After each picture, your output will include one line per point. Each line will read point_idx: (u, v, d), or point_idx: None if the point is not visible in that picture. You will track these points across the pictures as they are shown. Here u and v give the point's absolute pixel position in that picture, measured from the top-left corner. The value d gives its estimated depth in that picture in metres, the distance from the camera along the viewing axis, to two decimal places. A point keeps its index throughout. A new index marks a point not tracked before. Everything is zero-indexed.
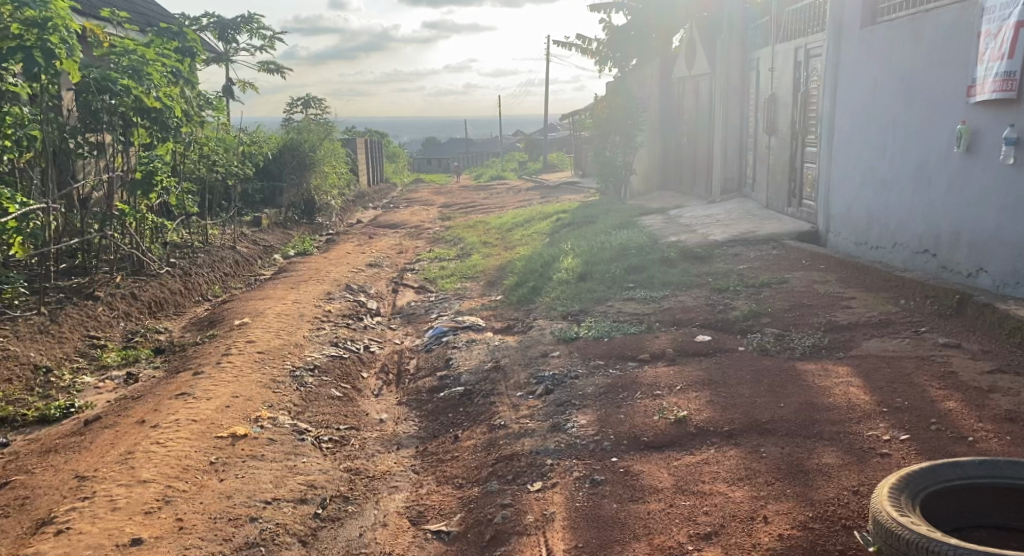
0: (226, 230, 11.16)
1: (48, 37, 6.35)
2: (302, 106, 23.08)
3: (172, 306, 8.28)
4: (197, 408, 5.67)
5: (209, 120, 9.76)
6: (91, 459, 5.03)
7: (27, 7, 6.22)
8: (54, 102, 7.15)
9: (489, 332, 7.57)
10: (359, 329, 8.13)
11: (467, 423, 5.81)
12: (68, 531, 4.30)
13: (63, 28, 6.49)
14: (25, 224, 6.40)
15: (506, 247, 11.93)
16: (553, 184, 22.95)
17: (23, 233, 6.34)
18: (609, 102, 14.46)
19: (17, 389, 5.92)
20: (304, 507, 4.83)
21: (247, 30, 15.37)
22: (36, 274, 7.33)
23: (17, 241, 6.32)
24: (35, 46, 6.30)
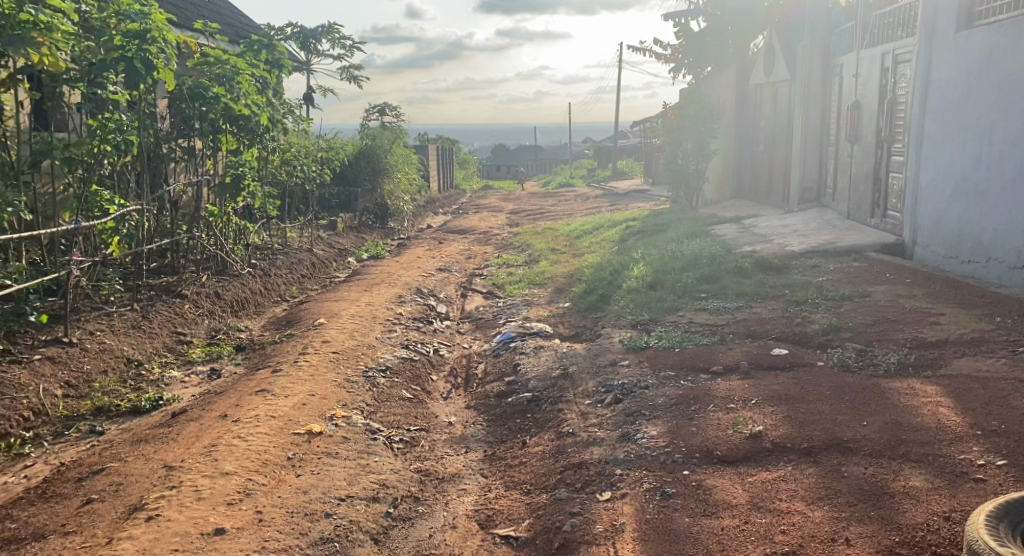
0: (303, 234, 11.45)
1: (147, 47, 6.53)
2: (378, 113, 23.36)
3: (253, 305, 8.51)
4: (276, 404, 5.82)
5: (291, 126, 10.02)
6: (177, 450, 5.19)
7: (129, 20, 6.54)
8: (151, 107, 7.43)
9: (557, 340, 7.59)
10: (429, 332, 8.20)
11: (536, 429, 5.82)
12: (158, 518, 4.44)
13: (161, 39, 6.68)
14: (122, 225, 6.61)
15: (574, 254, 11.91)
16: (624, 192, 22.85)
17: (121, 234, 6.55)
18: (683, 109, 14.27)
19: (112, 381, 6.17)
20: (377, 505, 4.88)
21: (328, 40, 15.74)
22: (130, 272, 7.61)
23: (115, 242, 6.53)
24: (135, 56, 6.49)
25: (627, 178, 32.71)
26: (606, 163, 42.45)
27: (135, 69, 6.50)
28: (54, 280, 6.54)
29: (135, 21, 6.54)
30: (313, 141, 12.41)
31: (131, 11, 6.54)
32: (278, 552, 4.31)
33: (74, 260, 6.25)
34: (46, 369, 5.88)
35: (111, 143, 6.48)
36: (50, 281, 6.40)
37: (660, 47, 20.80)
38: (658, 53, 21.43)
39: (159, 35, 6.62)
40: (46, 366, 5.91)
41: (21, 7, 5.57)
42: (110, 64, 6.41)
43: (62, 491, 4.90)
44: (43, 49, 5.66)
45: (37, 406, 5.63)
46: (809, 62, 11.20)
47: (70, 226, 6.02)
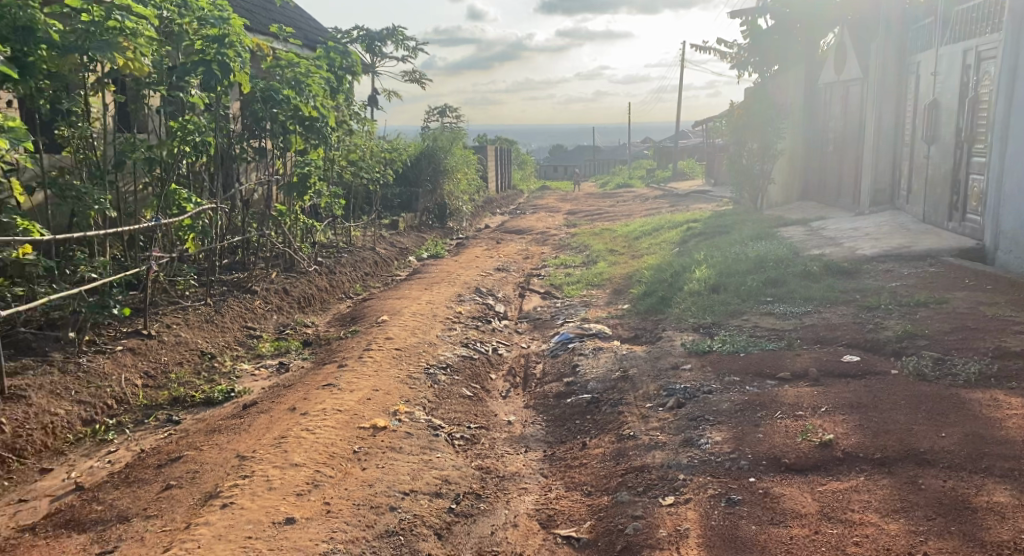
0: (366, 233, 11.58)
1: (225, 51, 6.80)
2: (438, 114, 23.54)
3: (318, 301, 8.63)
4: (342, 399, 5.88)
5: (355, 127, 10.13)
6: (248, 441, 5.27)
7: (210, 25, 6.80)
8: (225, 110, 7.52)
9: (616, 341, 7.52)
10: (488, 331, 8.19)
11: (596, 431, 5.76)
12: (232, 506, 4.52)
13: (238, 43, 6.94)
14: (198, 221, 6.91)
15: (634, 255, 11.81)
16: (685, 192, 22.62)
17: (196, 230, 6.83)
18: (749, 109, 14.01)
19: (187, 372, 6.35)
20: (439, 501, 4.89)
21: (393, 42, 15.89)
22: (205, 269, 7.84)
23: (191, 238, 6.82)
24: (214, 60, 6.77)
25: (690, 178, 32.38)
26: (666, 162, 42.02)
27: (212, 72, 6.78)
28: (135, 275, 6.76)
29: (215, 26, 6.80)
30: (377, 142, 12.55)
31: (211, 15, 6.78)
32: (346, 542, 4.35)
33: (154, 256, 6.47)
34: (127, 359, 6.09)
35: (189, 143, 6.72)
36: (132, 277, 6.67)
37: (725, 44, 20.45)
38: (723, 50, 21.07)
39: (237, 40, 6.89)
40: (127, 357, 6.11)
41: (110, 13, 5.77)
42: (190, 67, 6.73)
43: (143, 476, 5.00)
44: (129, 53, 5.87)
45: (120, 394, 5.81)
46: (883, 60, 10.89)
47: (151, 223, 6.31)
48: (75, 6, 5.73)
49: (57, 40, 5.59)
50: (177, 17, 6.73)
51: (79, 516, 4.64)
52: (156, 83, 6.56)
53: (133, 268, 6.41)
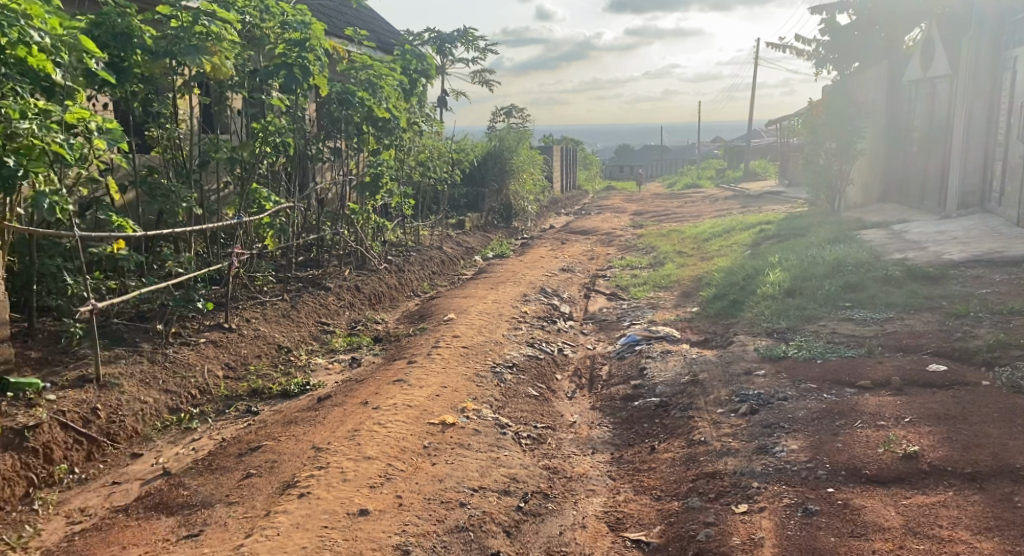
0: (433, 232, 11.65)
1: (306, 55, 6.95)
2: (505, 114, 23.58)
3: (388, 299, 8.72)
4: (412, 394, 5.91)
5: (425, 128, 10.19)
6: (323, 433, 5.34)
7: (292, 30, 6.96)
8: (303, 112, 7.64)
9: (685, 344, 7.40)
10: (554, 331, 8.14)
11: (665, 435, 5.66)
12: (308, 495, 4.57)
13: (319, 47, 7.07)
14: (277, 220, 7.21)
15: (703, 257, 11.61)
16: (759, 192, 22.17)
17: (276, 228, 7.18)
18: (827, 108, 13.62)
19: (265, 365, 6.49)
20: (508, 499, 4.85)
21: (463, 43, 15.96)
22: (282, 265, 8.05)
23: (270, 236, 7.17)
24: (296, 63, 6.91)
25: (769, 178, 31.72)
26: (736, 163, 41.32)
27: (293, 76, 6.91)
28: (218, 270, 6.97)
29: (297, 30, 6.96)
30: (445, 142, 12.63)
31: (294, 21, 6.97)
32: (417, 535, 4.34)
33: (235, 252, 6.63)
34: (209, 352, 6.24)
35: (268, 143, 6.87)
36: (215, 272, 6.87)
37: (802, 42, 19.96)
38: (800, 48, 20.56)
39: (318, 43, 7.03)
40: (209, 349, 6.27)
41: (197, 19, 5.91)
42: (273, 70, 6.85)
43: (225, 464, 5.08)
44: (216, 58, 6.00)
45: (203, 385, 5.95)
46: (976, 56, 10.47)
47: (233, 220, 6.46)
48: (165, 14, 5.94)
49: (151, 46, 5.79)
50: (259, 21, 6.78)
51: (167, 500, 4.73)
52: (238, 85, 6.72)
53: (214, 264, 6.56)
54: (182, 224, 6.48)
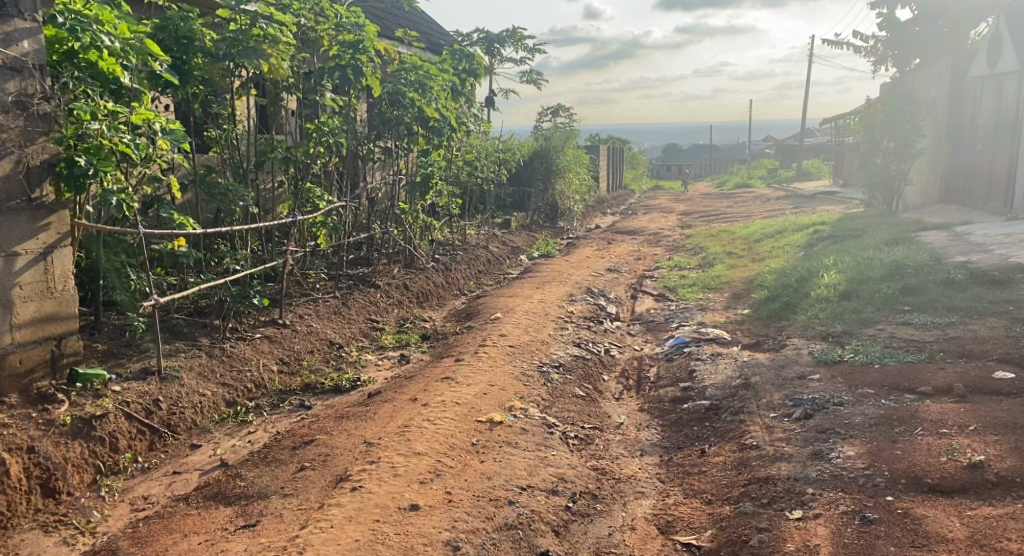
0: (479, 231, 11.66)
1: (359, 57, 6.98)
2: (551, 114, 23.52)
3: (435, 297, 8.75)
4: (460, 392, 5.91)
5: (473, 128, 10.19)
6: (374, 428, 5.36)
7: (345, 31, 6.95)
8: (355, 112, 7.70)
9: (735, 347, 7.28)
10: (600, 332, 8.08)
11: (715, 438, 5.57)
12: (361, 489, 4.60)
13: (372, 49, 7.07)
14: (329, 220, 7.27)
15: (754, 258, 11.43)
16: (814, 192, 21.77)
17: (328, 227, 7.25)
18: (887, 106, 13.29)
19: (317, 360, 6.56)
20: (556, 498, 4.82)
21: (511, 44, 15.95)
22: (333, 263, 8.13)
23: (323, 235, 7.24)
24: (348, 65, 6.97)
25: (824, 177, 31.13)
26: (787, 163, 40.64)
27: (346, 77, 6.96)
28: (273, 268, 7.05)
29: (350, 32, 6.94)
30: (492, 142, 12.65)
31: (347, 23, 6.96)
32: (467, 532, 4.34)
33: (289, 250, 6.71)
34: (265, 347, 6.31)
35: (320, 143, 6.93)
36: (270, 269, 6.98)
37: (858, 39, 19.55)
38: (857, 45, 20.12)
39: (371, 45, 7.02)
40: (265, 344, 6.34)
41: (255, 22, 6.03)
42: (327, 72, 6.96)
43: (280, 457, 5.13)
44: (273, 60, 6.05)
45: (259, 379, 6.02)
46: None
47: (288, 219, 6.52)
48: (225, 17, 6.04)
49: (211, 49, 5.92)
50: (315, 24, 6.93)
51: (225, 490, 4.79)
52: (292, 87, 6.82)
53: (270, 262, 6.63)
54: (239, 222, 6.59)
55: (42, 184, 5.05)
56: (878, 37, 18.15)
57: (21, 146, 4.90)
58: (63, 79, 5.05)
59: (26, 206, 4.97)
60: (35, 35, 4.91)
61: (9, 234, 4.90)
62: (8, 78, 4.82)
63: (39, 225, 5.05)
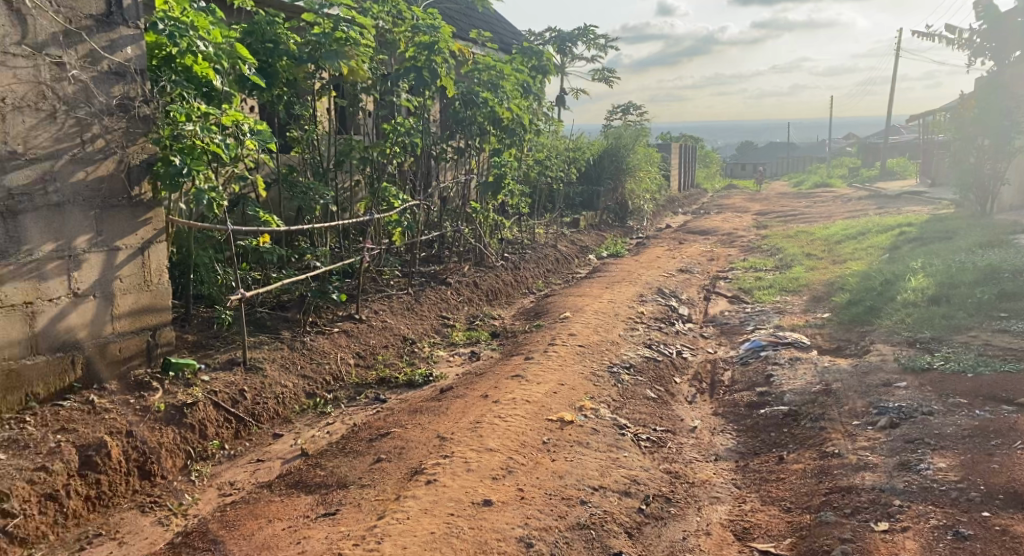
0: (548, 230, 11.60)
1: (434, 58, 7.03)
2: (622, 112, 23.28)
3: (504, 295, 8.72)
4: (530, 390, 5.87)
5: (545, 127, 10.15)
6: (447, 423, 5.36)
7: (421, 32, 6.97)
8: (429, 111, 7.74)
9: (815, 352, 7.07)
10: (672, 333, 7.93)
11: (795, 445, 5.40)
12: (435, 482, 4.59)
13: (447, 50, 7.08)
14: (404, 217, 7.34)
15: (835, 261, 11.09)
16: (898, 193, 21.04)
17: (403, 225, 7.31)
18: (982, 102, 12.77)
19: (391, 354, 6.60)
20: (629, 500, 4.74)
21: (583, 42, 15.85)
22: (405, 261, 8.18)
23: (398, 233, 7.30)
24: (424, 66, 7.04)
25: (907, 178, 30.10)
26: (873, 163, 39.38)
27: (421, 78, 7.00)
28: (350, 264, 7.14)
29: (425, 33, 6.93)
30: (563, 141, 12.58)
31: (423, 24, 6.93)
32: (539, 530, 4.30)
33: (366, 247, 6.78)
34: (342, 340, 6.38)
35: (395, 143, 6.99)
36: (348, 265, 7.05)
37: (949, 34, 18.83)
38: (947, 39, 19.35)
39: (446, 46, 7.03)
40: (342, 338, 6.41)
41: (337, 25, 6.04)
42: (402, 75, 7.02)
43: (357, 448, 5.16)
44: (354, 62, 6.15)
45: (337, 372, 6.09)
46: None
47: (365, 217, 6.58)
48: (309, 20, 6.10)
49: (295, 53, 5.98)
50: (392, 26, 7.01)
51: (306, 479, 4.84)
52: (369, 89, 6.84)
53: (347, 258, 6.71)
54: (318, 220, 6.70)
55: (141, 182, 5.17)
56: (970, 31, 17.45)
57: (123, 146, 5.04)
58: (162, 82, 5.22)
59: (126, 203, 5.10)
60: (138, 41, 5.05)
61: (110, 231, 5.03)
62: (113, 83, 4.96)
63: (139, 221, 5.18)
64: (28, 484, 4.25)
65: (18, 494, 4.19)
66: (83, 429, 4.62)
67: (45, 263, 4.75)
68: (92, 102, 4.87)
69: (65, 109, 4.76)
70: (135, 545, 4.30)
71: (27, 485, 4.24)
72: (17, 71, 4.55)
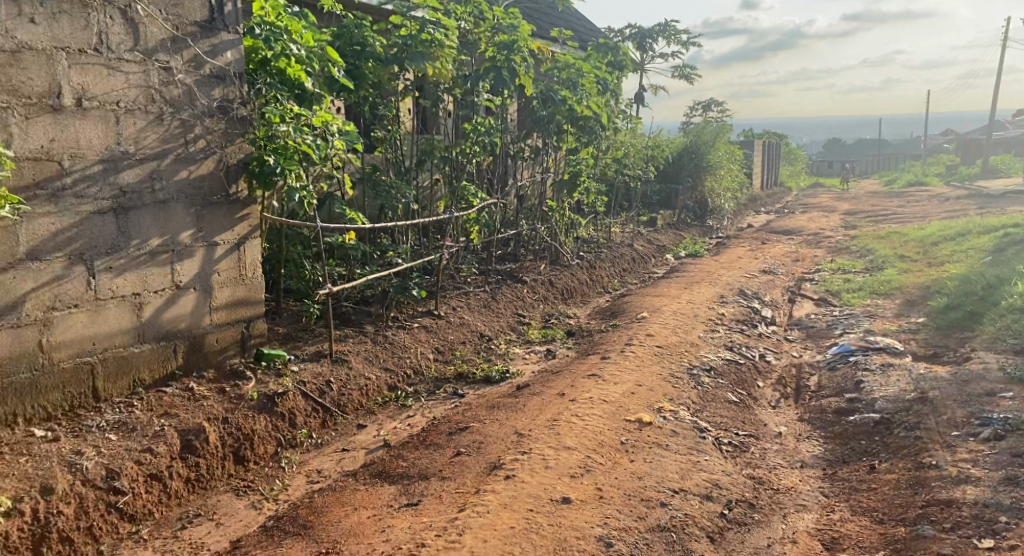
0: (625, 230, 11.44)
1: (513, 57, 6.99)
2: (702, 109, 22.85)
3: (580, 294, 8.63)
4: (607, 390, 5.78)
5: (624, 124, 10.02)
6: (524, 419, 5.32)
7: (501, 32, 6.95)
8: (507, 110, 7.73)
9: (909, 358, 6.79)
10: (754, 336, 7.71)
11: (887, 454, 5.17)
12: (514, 478, 4.55)
13: (526, 49, 7.06)
14: (482, 215, 7.33)
15: (930, 263, 10.64)
16: (998, 192, 20.10)
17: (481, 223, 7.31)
18: None
19: (468, 350, 6.60)
20: (711, 504, 4.60)
21: (664, 37, 15.60)
22: (482, 258, 8.16)
23: (475, 231, 7.29)
24: (503, 66, 6.98)
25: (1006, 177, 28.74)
26: (969, 161, 37.73)
27: (501, 78, 6.97)
28: (429, 261, 7.18)
29: (505, 33, 6.93)
30: (642, 139, 12.40)
31: (503, 24, 6.95)
32: (619, 530, 4.22)
33: (446, 244, 6.80)
34: (421, 336, 6.41)
35: (476, 141, 7.04)
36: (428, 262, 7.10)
37: None
38: None
39: (525, 45, 7.02)
40: (422, 333, 6.44)
41: (423, 27, 6.11)
42: (482, 75, 6.93)
43: (437, 441, 5.15)
44: (438, 63, 6.18)
45: (417, 366, 6.11)
46: None
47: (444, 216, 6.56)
48: (396, 22, 6.19)
49: (381, 54, 6.03)
50: (473, 27, 6.97)
51: (389, 469, 4.86)
52: (450, 88, 6.88)
53: (427, 256, 6.74)
54: (400, 218, 6.76)
55: (238, 181, 5.28)
56: None
57: (222, 146, 5.15)
58: (257, 85, 5.38)
59: (224, 201, 5.21)
60: (238, 46, 5.18)
61: (209, 227, 5.16)
62: (214, 86, 5.09)
63: (235, 218, 5.29)
64: (136, 464, 4.38)
65: (127, 473, 4.32)
66: (184, 414, 4.75)
67: (152, 257, 4.89)
68: (196, 104, 5.00)
69: (171, 111, 4.89)
70: (231, 526, 4.39)
71: (135, 465, 4.37)
72: (130, 76, 4.70)
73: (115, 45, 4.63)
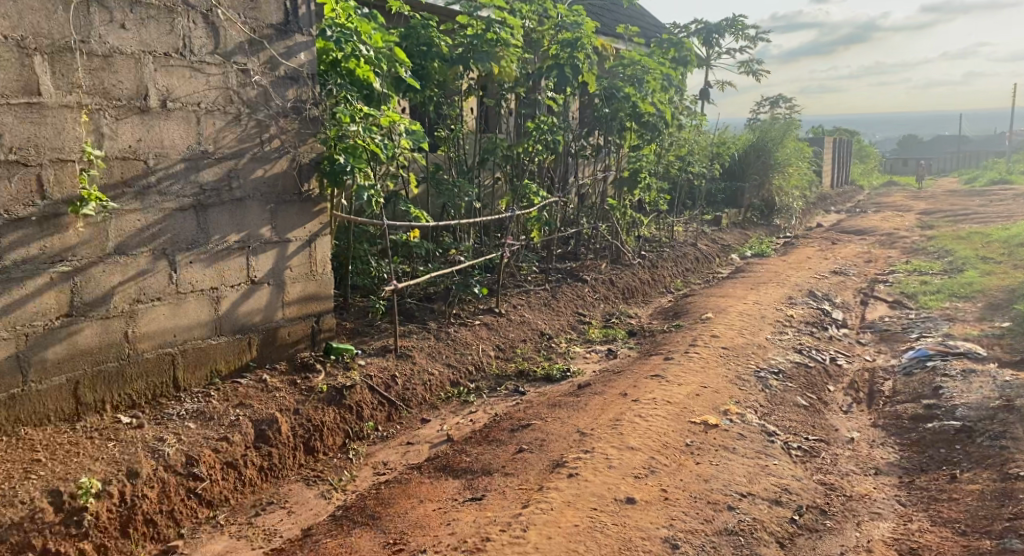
0: (688, 229, 11.24)
1: (576, 54, 6.81)
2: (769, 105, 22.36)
3: (641, 294, 8.50)
4: (671, 391, 5.66)
5: (690, 121, 9.84)
6: (586, 419, 5.24)
7: (565, 30, 6.91)
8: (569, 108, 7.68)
9: (992, 364, 6.50)
10: (825, 338, 7.48)
11: (968, 464, 4.95)
12: (577, 476, 4.48)
13: (589, 46, 6.88)
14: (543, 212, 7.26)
15: (1014, 266, 10.19)
16: None
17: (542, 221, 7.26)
18: None
19: (529, 348, 6.55)
20: (780, 509, 4.46)
21: (732, 32, 15.29)
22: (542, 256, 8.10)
23: (537, 229, 7.20)
24: (567, 63, 6.85)
25: None
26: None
27: (565, 75, 6.90)
28: (490, 259, 7.16)
29: (568, 31, 6.82)
30: (708, 136, 12.16)
31: (567, 23, 6.92)
32: (685, 532, 4.12)
33: (507, 241, 6.75)
34: (483, 333, 6.38)
35: (541, 140, 6.97)
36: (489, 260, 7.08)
37: None
38: None
39: (588, 42, 6.83)
40: (483, 330, 6.41)
41: (489, 26, 6.08)
42: (545, 72, 6.93)
43: (500, 437, 5.11)
44: (505, 62, 6.16)
45: (478, 362, 6.09)
46: None
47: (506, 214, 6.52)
48: (463, 22, 6.18)
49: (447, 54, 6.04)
50: (537, 25, 6.97)
51: (453, 464, 4.83)
52: (515, 86, 6.88)
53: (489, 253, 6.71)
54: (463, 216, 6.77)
55: (310, 179, 5.33)
56: None
57: (295, 146, 5.21)
58: (328, 86, 5.36)
59: (296, 199, 5.26)
60: (310, 47, 5.24)
61: (284, 225, 5.22)
62: (288, 87, 5.15)
63: (308, 216, 5.34)
64: (213, 451, 4.44)
65: (205, 460, 4.38)
66: (258, 405, 4.80)
67: (229, 253, 4.96)
68: (271, 104, 5.06)
69: (248, 111, 4.95)
70: (302, 514, 4.43)
71: (213, 452, 4.43)
72: (211, 78, 4.78)
73: (198, 48, 4.71)
